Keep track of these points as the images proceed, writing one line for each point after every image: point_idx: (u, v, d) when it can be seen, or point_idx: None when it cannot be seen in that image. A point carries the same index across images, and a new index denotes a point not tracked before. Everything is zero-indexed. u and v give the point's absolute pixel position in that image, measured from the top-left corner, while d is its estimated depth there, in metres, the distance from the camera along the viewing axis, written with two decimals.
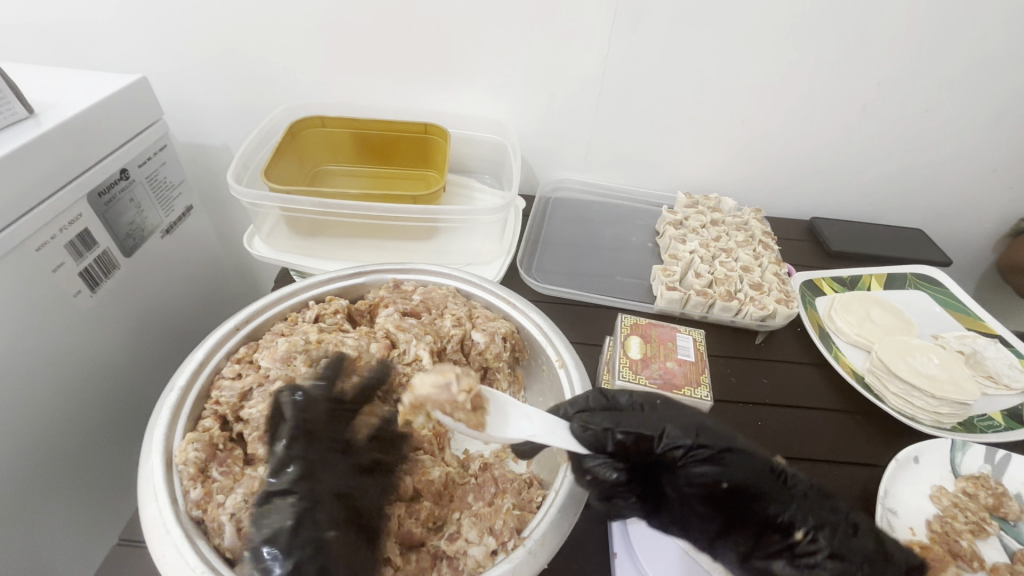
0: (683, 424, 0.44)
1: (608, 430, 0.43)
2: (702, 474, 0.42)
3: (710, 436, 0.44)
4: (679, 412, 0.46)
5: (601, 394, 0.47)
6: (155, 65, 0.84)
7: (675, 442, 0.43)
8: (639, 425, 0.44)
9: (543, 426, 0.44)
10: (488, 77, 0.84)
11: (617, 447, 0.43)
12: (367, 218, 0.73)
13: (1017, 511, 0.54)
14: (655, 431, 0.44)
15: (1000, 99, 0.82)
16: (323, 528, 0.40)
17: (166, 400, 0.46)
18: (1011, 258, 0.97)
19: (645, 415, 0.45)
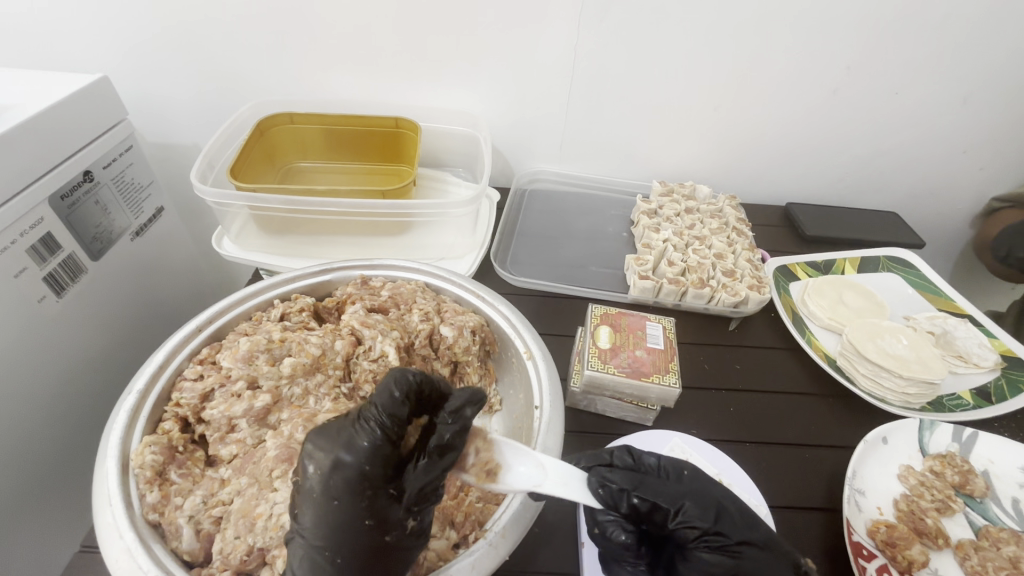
0: (703, 504, 0.43)
1: (624, 490, 0.43)
2: (709, 560, 0.42)
3: (725, 519, 0.43)
4: (704, 489, 0.45)
5: (629, 452, 0.47)
6: (119, 63, 0.82)
7: (689, 522, 0.42)
8: (659, 494, 0.43)
9: (553, 477, 0.41)
10: (458, 69, 0.83)
11: (627, 506, 0.43)
12: (334, 214, 0.72)
13: (983, 487, 0.54)
14: (673, 506, 0.43)
15: (969, 80, 0.82)
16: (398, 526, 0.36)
17: (123, 404, 0.45)
18: (982, 237, 0.98)
19: (672, 484, 0.45)
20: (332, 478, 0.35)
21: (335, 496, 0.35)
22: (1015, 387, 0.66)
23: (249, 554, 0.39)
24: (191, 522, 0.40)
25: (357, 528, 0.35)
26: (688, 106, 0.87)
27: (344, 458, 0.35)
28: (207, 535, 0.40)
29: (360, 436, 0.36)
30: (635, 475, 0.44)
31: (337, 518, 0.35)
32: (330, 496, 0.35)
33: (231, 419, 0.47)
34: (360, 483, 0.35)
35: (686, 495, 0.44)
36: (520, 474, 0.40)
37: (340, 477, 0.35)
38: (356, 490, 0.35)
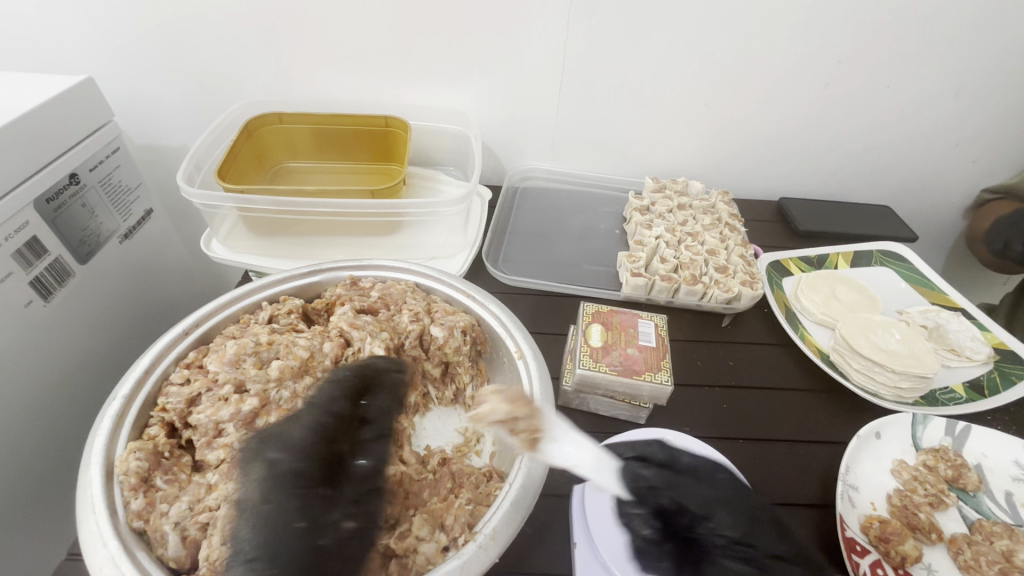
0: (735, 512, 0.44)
1: (655, 487, 0.46)
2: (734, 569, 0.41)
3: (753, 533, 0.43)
4: (737, 498, 0.45)
5: (664, 453, 0.49)
6: (105, 65, 0.81)
7: (718, 528, 0.43)
8: (689, 497, 0.45)
9: (586, 460, 0.44)
10: (446, 67, 0.83)
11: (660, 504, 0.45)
12: (323, 214, 0.71)
13: (976, 481, 0.54)
14: (703, 510, 0.44)
15: (962, 72, 0.82)
16: (337, 524, 0.38)
17: (108, 410, 0.44)
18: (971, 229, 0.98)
19: (705, 491, 0.45)
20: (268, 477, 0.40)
21: (273, 494, 0.39)
22: (1007, 379, 0.66)
23: None
24: (178, 529, 0.40)
25: (294, 527, 0.37)
26: (678, 102, 0.87)
27: (279, 457, 0.41)
28: (193, 542, 0.40)
29: (292, 438, 0.42)
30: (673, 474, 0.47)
31: (274, 520, 0.38)
32: (269, 493, 0.39)
33: (218, 423, 0.46)
34: (293, 479, 0.39)
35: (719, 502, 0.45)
36: (561, 451, 0.43)
37: (274, 477, 0.40)
38: (291, 487, 0.39)
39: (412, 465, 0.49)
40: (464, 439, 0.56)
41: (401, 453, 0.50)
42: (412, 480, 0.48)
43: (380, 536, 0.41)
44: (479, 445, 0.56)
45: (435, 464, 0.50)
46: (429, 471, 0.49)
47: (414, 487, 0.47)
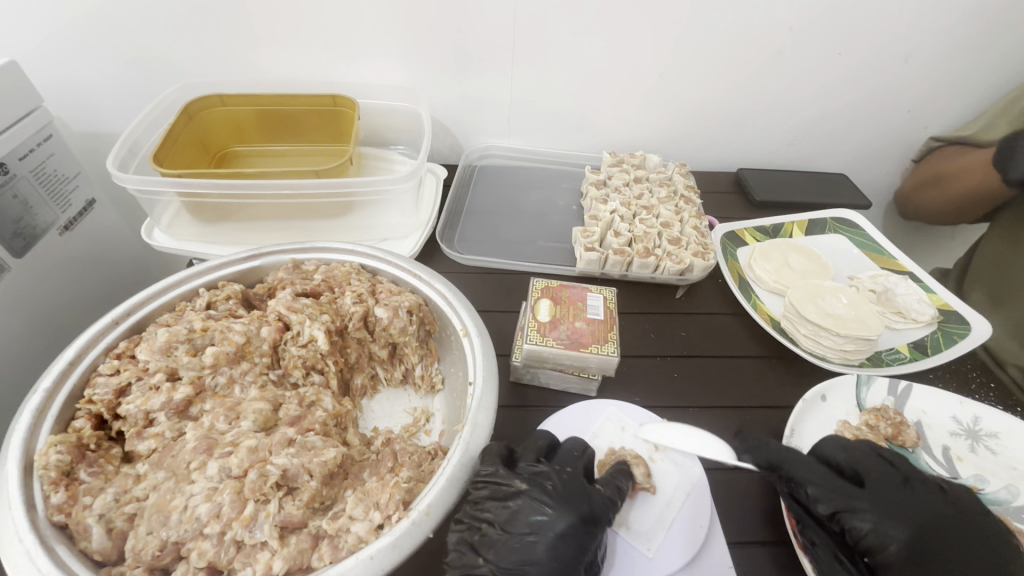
0: (897, 520, 0.44)
1: (886, 483, 0.46)
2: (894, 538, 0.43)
3: (934, 539, 0.44)
4: (881, 506, 0.45)
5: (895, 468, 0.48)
6: (31, 46, 0.77)
7: (885, 535, 0.43)
8: (902, 506, 0.45)
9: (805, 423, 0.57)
10: (394, 43, 0.80)
11: (816, 511, 0.45)
12: (265, 199, 0.69)
13: (913, 437, 0.56)
14: (903, 517, 0.44)
15: (914, 37, 0.82)
16: None
17: (28, 403, 0.43)
18: (937, 168, 0.91)
19: (899, 500, 0.45)
20: (540, 539, 0.40)
21: (528, 561, 0.40)
22: (949, 339, 0.68)
23: (162, 549, 0.38)
24: (102, 522, 0.38)
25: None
26: (633, 75, 0.85)
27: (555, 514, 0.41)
28: (120, 533, 0.39)
29: (594, 503, 0.43)
30: (840, 486, 0.46)
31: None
32: (522, 566, 0.39)
33: (149, 413, 0.45)
34: (590, 547, 0.41)
35: (884, 508, 0.44)
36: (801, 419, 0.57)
37: (564, 544, 0.40)
38: (576, 559, 0.40)
39: (355, 446, 0.49)
40: (412, 420, 0.56)
41: (343, 436, 0.49)
42: (354, 461, 0.47)
43: (308, 514, 0.41)
44: (429, 424, 0.56)
45: (379, 444, 0.50)
46: (372, 451, 0.49)
47: (355, 467, 0.47)
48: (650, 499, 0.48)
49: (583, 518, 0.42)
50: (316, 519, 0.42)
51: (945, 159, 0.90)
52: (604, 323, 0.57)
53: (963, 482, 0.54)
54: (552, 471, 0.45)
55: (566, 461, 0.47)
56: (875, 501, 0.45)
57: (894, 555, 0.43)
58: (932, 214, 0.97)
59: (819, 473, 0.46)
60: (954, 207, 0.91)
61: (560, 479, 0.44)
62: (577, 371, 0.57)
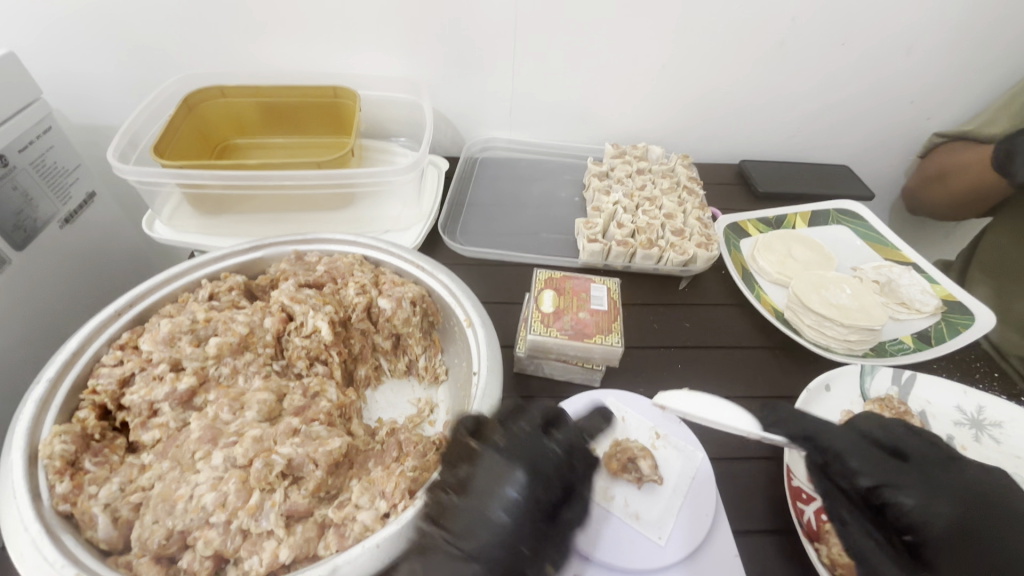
0: (942, 496, 0.42)
1: (928, 460, 0.45)
2: (939, 515, 0.41)
3: (982, 518, 0.41)
4: (926, 481, 0.43)
5: (938, 447, 0.47)
6: (28, 38, 0.76)
7: (929, 511, 0.41)
8: (946, 482, 0.43)
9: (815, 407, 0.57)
10: (393, 34, 0.80)
11: (856, 486, 0.44)
12: (266, 190, 0.68)
13: (918, 427, 0.56)
14: (948, 493, 0.42)
15: (919, 27, 0.81)
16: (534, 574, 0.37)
17: (31, 393, 0.43)
18: (941, 162, 0.91)
19: (942, 476, 0.44)
20: (491, 500, 0.37)
21: (479, 527, 0.37)
22: (953, 329, 0.68)
23: (168, 538, 0.38)
24: (108, 511, 0.38)
25: (502, 564, 0.36)
26: (634, 66, 0.85)
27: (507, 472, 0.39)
28: (125, 522, 0.39)
29: (546, 458, 0.40)
30: (881, 460, 0.45)
31: (478, 556, 0.36)
32: (474, 530, 0.37)
33: (153, 403, 0.45)
34: (546, 502, 0.38)
35: (928, 484, 0.43)
36: (811, 402, 0.57)
37: (519, 502, 0.37)
38: (533, 517, 0.37)
39: (360, 436, 0.49)
40: (416, 410, 0.56)
41: (348, 426, 0.49)
42: (359, 450, 0.47)
43: (314, 503, 0.41)
44: (433, 415, 0.56)
45: (384, 434, 0.50)
46: (377, 442, 0.49)
47: (360, 457, 0.47)
48: (658, 489, 0.48)
49: (535, 473, 0.39)
50: (322, 508, 0.42)
51: (947, 156, 0.91)
52: (610, 313, 0.57)
53: None
54: (503, 429, 0.42)
55: (528, 416, 0.44)
56: (919, 475, 0.44)
57: (937, 531, 0.41)
58: (934, 209, 0.97)
59: (859, 447, 0.45)
60: (959, 201, 0.90)
61: (512, 436, 0.41)
62: (581, 361, 0.56)
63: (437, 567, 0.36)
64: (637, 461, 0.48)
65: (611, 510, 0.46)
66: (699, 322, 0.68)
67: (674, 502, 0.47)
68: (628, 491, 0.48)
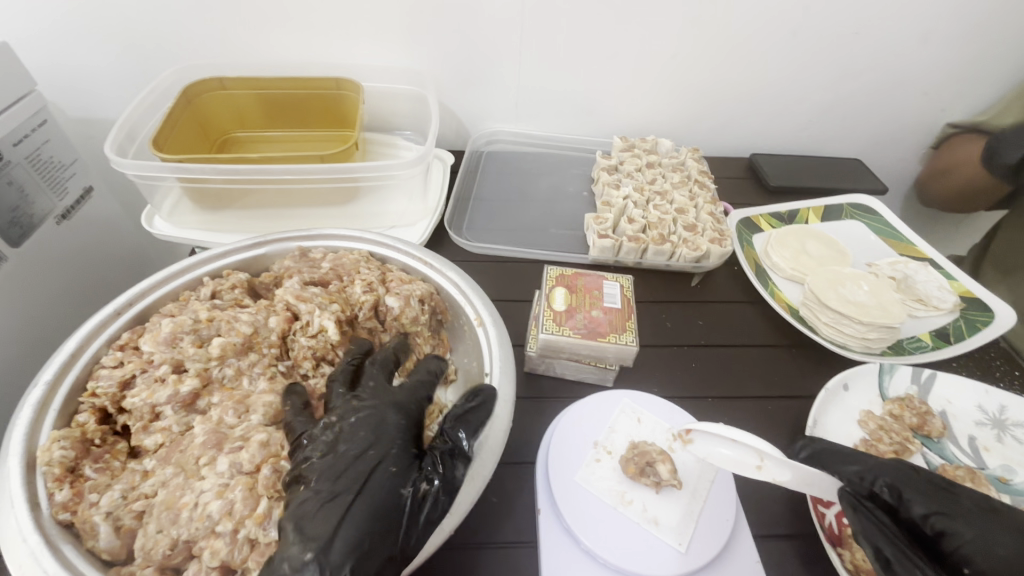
0: (997, 529, 0.39)
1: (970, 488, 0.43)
2: (998, 548, 0.38)
3: None
4: (979, 511, 0.40)
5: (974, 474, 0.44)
6: (20, 27, 0.74)
7: (992, 545, 0.38)
8: (998, 513, 0.41)
9: (826, 413, 0.55)
10: (396, 23, 0.77)
11: (909, 514, 0.42)
12: (269, 185, 0.66)
13: (939, 427, 0.54)
14: (1001, 524, 0.40)
15: (937, 16, 0.79)
16: (400, 486, 0.39)
17: (28, 396, 0.41)
18: (949, 157, 0.90)
19: (990, 506, 0.41)
20: (355, 438, 0.40)
21: (344, 464, 0.39)
22: (972, 327, 0.66)
23: (173, 548, 0.37)
24: (109, 519, 0.37)
25: (373, 494, 0.37)
26: (644, 57, 0.83)
27: (355, 408, 0.43)
28: (128, 531, 0.37)
29: (405, 398, 0.45)
30: (927, 490, 0.42)
31: (347, 488, 0.37)
32: (344, 468, 0.38)
33: (154, 406, 0.43)
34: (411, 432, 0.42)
35: (981, 516, 0.40)
36: (821, 410, 0.55)
37: (377, 433, 0.41)
38: (397, 442, 0.41)
39: None
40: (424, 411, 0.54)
41: None
42: None
43: None
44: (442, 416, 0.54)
45: None
46: None
47: None
48: (677, 493, 0.46)
49: (401, 413, 0.43)
50: None
51: (955, 150, 0.90)
52: (621, 313, 0.56)
53: (991, 473, 0.52)
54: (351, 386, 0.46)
55: (374, 371, 0.47)
56: (970, 505, 0.41)
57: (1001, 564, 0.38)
58: (937, 201, 0.97)
59: (907, 474, 0.43)
60: (964, 196, 0.91)
61: (368, 387, 0.45)
62: (594, 360, 0.55)
63: (308, 512, 0.36)
64: (655, 465, 0.47)
65: (627, 514, 0.45)
66: (712, 320, 0.67)
67: (694, 507, 0.45)
68: (647, 495, 0.46)
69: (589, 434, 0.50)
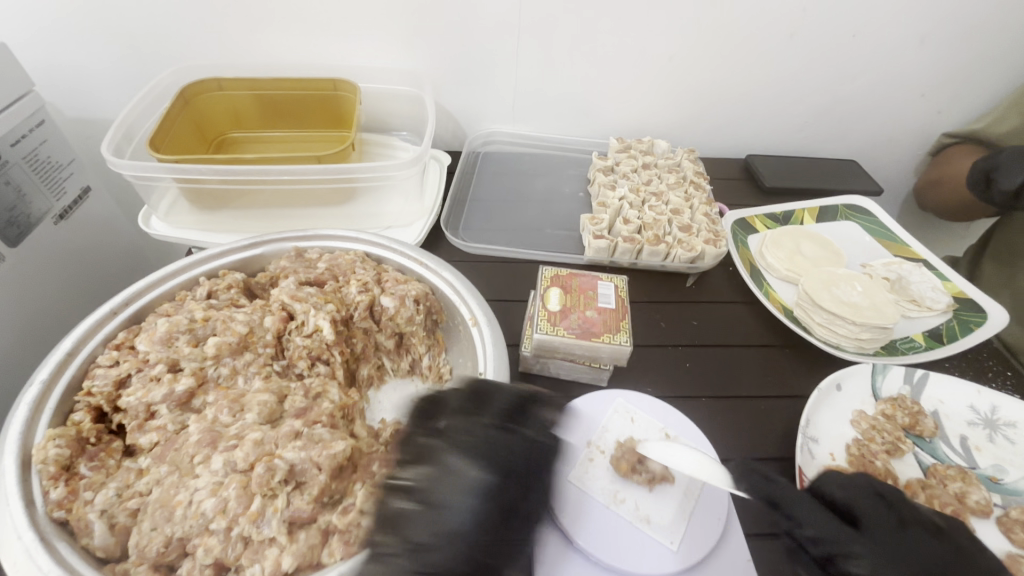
0: (904, 564, 0.39)
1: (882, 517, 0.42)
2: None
3: None
4: (880, 548, 0.40)
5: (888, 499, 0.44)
6: (18, 27, 0.74)
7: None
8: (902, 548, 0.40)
9: (817, 411, 0.55)
10: (394, 25, 0.78)
11: (815, 552, 0.41)
12: (265, 185, 0.67)
13: (932, 427, 0.55)
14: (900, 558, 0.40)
15: (931, 19, 0.80)
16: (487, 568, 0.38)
17: (25, 394, 0.42)
18: (944, 168, 0.91)
19: (896, 539, 0.41)
20: (452, 506, 0.39)
21: (436, 527, 0.38)
22: (965, 327, 0.67)
23: (167, 545, 0.37)
24: (104, 517, 0.37)
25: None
26: (642, 58, 0.83)
27: (456, 465, 0.41)
28: (123, 529, 0.38)
29: (513, 456, 0.42)
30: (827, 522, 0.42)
31: (436, 566, 0.37)
32: (434, 530, 0.38)
33: (150, 405, 0.44)
34: (513, 509, 0.40)
35: (889, 550, 0.40)
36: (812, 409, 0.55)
37: (470, 497, 0.39)
38: (490, 514, 0.39)
39: (363, 438, 0.48)
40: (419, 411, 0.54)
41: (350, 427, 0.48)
42: (362, 453, 0.46)
43: (318, 509, 0.40)
44: None
45: (388, 436, 0.49)
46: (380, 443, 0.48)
47: (365, 459, 0.46)
48: (669, 490, 0.47)
49: (497, 474, 0.41)
50: (326, 514, 0.40)
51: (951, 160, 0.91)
52: (615, 313, 0.56)
53: (982, 472, 0.53)
54: (462, 425, 0.43)
55: (491, 414, 0.44)
56: (868, 539, 0.41)
57: None
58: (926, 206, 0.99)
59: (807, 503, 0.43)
60: (951, 207, 0.93)
61: (473, 436, 0.42)
62: (589, 360, 0.55)
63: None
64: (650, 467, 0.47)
65: (621, 513, 0.45)
66: (706, 320, 0.67)
67: (686, 506, 0.46)
68: (641, 493, 0.46)
69: (583, 434, 0.51)
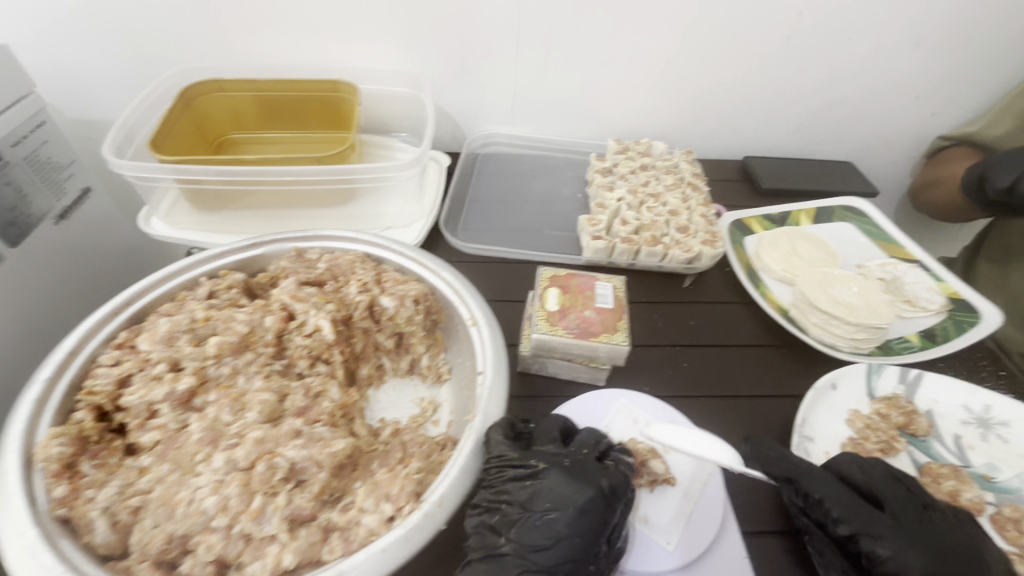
0: (919, 547, 0.41)
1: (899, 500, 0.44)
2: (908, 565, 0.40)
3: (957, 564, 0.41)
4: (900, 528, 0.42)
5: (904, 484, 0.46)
6: (17, 28, 0.74)
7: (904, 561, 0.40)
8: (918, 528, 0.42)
9: (814, 411, 0.56)
10: (393, 27, 0.78)
11: (836, 532, 0.43)
12: (265, 186, 0.67)
13: (926, 426, 0.55)
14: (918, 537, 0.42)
15: (926, 23, 0.81)
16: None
17: (27, 393, 0.42)
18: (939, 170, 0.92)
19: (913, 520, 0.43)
20: (567, 515, 0.39)
21: (547, 537, 0.39)
22: (959, 327, 0.67)
23: (169, 542, 0.37)
24: (106, 514, 0.38)
25: None
26: (639, 61, 0.84)
27: (560, 487, 0.40)
28: (124, 527, 0.38)
29: (613, 478, 0.42)
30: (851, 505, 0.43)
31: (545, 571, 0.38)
32: (547, 538, 0.38)
33: (151, 404, 0.44)
34: (612, 522, 0.40)
35: (908, 531, 0.42)
36: (809, 408, 0.56)
37: (573, 518, 0.39)
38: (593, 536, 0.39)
39: (363, 437, 0.48)
40: (418, 411, 0.55)
41: (350, 426, 0.48)
42: (363, 452, 0.46)
43: (317, 507, 0.40)
44: (436, 415, 0.55)
45: (387, 435, 0.49)
46: (380, 442, 0.48)
47: (364, 458, 0.46)
48: (668, 491, 0.47)
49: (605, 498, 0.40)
50: (326, 512, 0.41)
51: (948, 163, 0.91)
52: (614, 313, 0.56)
53: (975, 471, 0.53)
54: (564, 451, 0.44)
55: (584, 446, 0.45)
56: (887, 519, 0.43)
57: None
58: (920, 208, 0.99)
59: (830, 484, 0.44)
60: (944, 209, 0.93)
61: (578, 463, 0.43)
62: (587, 360, 0.56)
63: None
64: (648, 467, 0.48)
65: None
66: (704, 320, 0.68)
67: (684, 507, 0.46)
68: (640, 495, 0.47)
69: None
